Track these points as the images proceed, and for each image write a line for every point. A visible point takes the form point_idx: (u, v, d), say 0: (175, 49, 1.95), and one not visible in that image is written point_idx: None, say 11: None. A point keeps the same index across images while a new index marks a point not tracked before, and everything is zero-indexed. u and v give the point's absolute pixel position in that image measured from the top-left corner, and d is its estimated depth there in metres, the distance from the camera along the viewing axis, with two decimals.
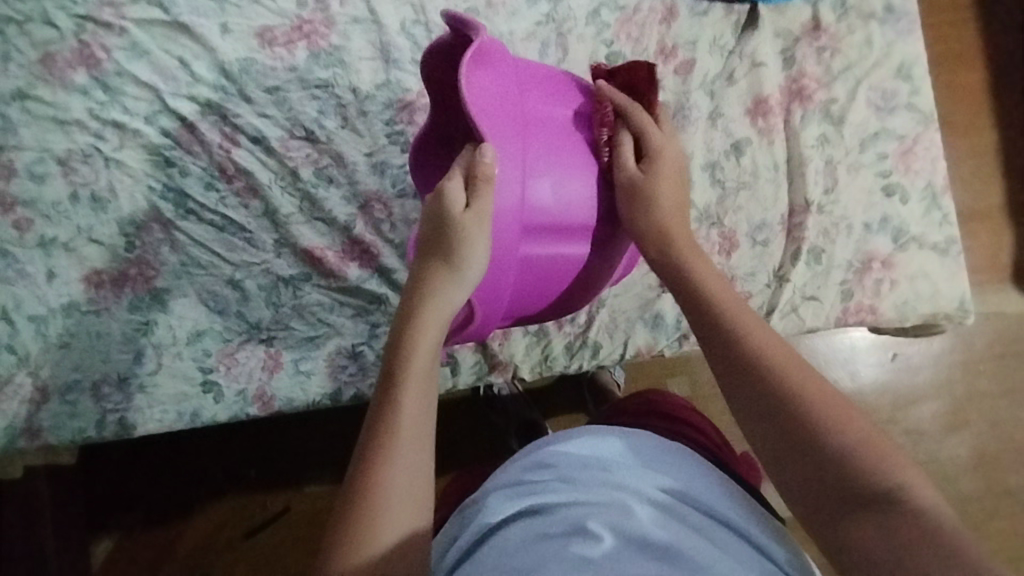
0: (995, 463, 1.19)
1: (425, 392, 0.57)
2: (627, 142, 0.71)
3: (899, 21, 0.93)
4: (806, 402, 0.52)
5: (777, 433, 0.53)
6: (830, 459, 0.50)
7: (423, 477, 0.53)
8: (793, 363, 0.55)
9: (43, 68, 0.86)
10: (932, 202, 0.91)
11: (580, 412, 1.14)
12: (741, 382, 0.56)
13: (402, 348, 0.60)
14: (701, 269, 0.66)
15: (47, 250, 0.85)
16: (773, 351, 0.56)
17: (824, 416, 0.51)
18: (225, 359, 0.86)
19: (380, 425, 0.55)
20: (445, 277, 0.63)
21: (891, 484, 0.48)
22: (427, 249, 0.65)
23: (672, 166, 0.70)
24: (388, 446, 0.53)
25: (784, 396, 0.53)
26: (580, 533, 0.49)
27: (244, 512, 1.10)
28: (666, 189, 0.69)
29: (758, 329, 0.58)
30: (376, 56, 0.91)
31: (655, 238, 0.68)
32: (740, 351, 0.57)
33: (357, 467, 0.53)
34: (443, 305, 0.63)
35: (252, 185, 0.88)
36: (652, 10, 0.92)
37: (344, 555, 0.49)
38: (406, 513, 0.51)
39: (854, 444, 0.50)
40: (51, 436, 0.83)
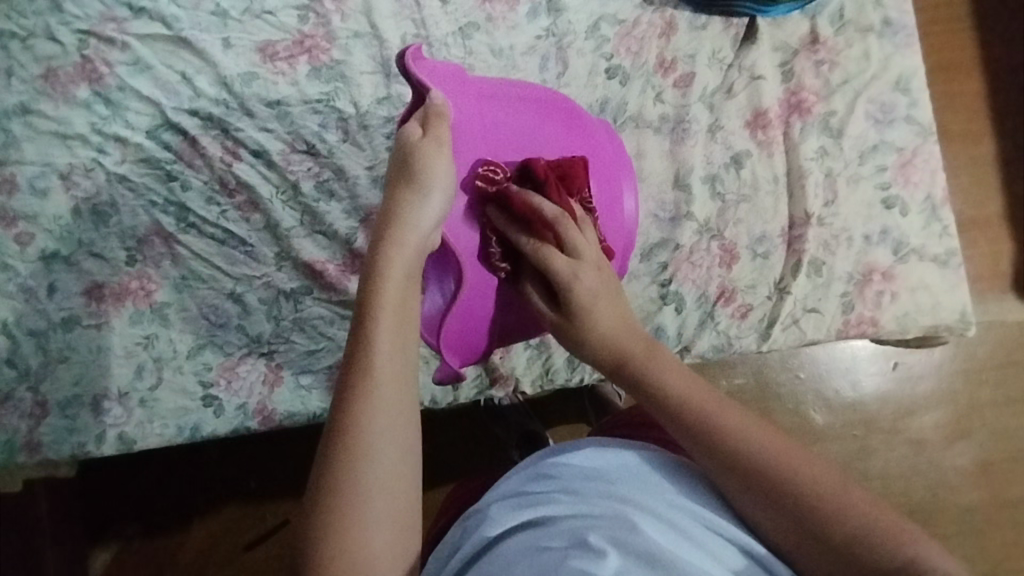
0: (998, 473, 1.18)
1: (400, 318, 0.57)
2: (536, 295, 0.63)
3: (897, 34, 0.94)
4: (798, 478, 0.49)
5: (776, 515, 0.49)
6: (838, 535, 0.46)
7: (408, 408, 0.53)
8: (772, 437, 0.51)
9: (46, 83, 0.86)
10: (932, 214, 0.91)
11: (580, 422, 1.14)
12: (730, 467, 0.51)
13: (372, 283, 0.58)
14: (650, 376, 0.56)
15: (49, 264, 0.85)
16: (748, 425, 0.52)
17: (820, 490, 0.48)
18: (225, 373, 0.86)
19: (356, 360, 0.54)
20: (415, 200, 0.64)
21: (904, 551, 0.44)
22: (394, 183, 0.65)
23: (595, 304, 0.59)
24: (366, 383, 0.52)
25: (772, 477, 0.49)
26: (582, 547, 0.49)
27: (244, 523, 1.10)
28: (603, 309, 0.59)
29: (722, 405, 0.53)
30: (377, 70, 0.91)
31: (608, 360, 0.59)
32: (713, 441, 0.52)
33: (335, 408, 0.52)
34: (416, 226, 0.62)
35: (253, 199, 0.88)
36: (651, 24, 0.92)
37: (333, 505, 0.49)
38: (393, 449, 0.51)
39: (858, 518, 0.46)
40: (51, 451, 0.82)
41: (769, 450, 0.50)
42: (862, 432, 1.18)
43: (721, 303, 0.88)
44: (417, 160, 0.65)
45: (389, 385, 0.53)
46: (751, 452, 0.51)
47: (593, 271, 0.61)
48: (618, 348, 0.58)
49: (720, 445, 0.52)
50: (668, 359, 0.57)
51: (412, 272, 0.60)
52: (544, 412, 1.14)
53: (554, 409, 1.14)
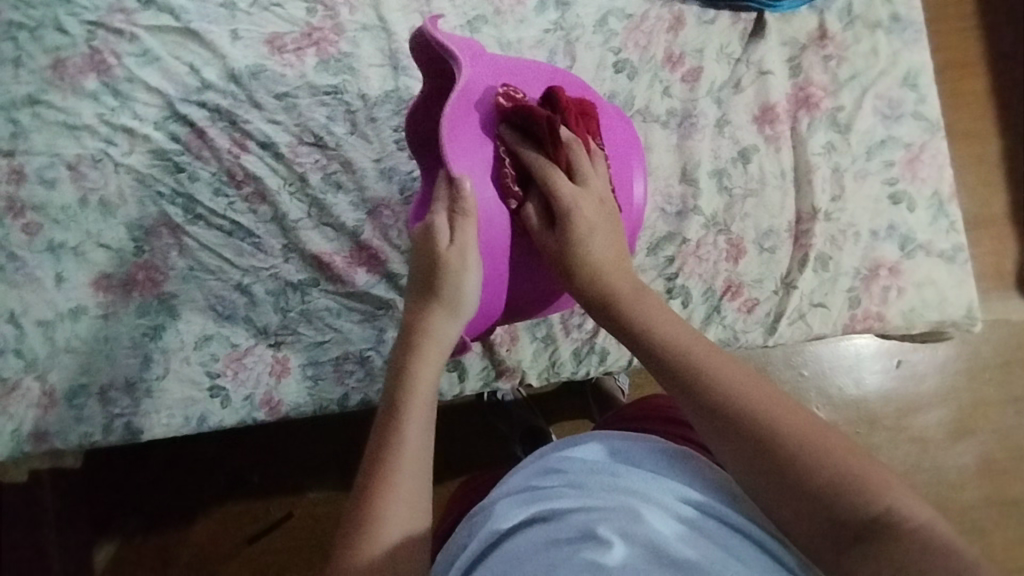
0: (999, 471, 1.19)
1: (428, 421, 0.56)
2: (533, 209, 0.70)
3: (906, 30, 0.94)
4: (770, 427, 0.47)
5: (753, 471, 0.47)
6: (803, 483, 0.45)
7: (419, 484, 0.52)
8: (736, 376, 0.51)
9: (54, 74, 0.87)
10: (939, 210, 0.91)
11: (584, 419, 1.14)
12: (699, 408, 0.50)
13: (401, 381, 0.58)
14: (649, 312, 0.59)
15: (56, 254, 0.85)
16: (721, 370, 0.51)
17: (796, 434, 0.46)
18: (232, 363, 0.86)
19: (383, 461, 0.53)
20: (446, 316, 0.63)
21: (881, 500, 0.43)
22: (421, 286, 0.65)
23: (589, 220, 0.65)
24: (391, 485, 0.51)
25: (750, 430, 0.48)
26: (590, 539, 0.49)
27: (245, 517, 1.10)
28: (597, 241, 0.64)
29: (693, 344, 0.54)
30: (385, 63, 0.91)
31: (592, 292, 0.62)
32: (688, 383, 0.52)
33: (358, 506, 0.51)
34: (440, 344, 0.62)
35: (260, 190, 0.88)
36: (659, 18, 0.93)
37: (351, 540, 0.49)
38: (406, 508, 0.51)
39: (828, 463, 0.45)
40: (57, 441, 0.82)
41: (733, 380, 0.50)
42: (865, 430, 1.18)
43: (728, 297, 0.88)
44: (443, 267, 0.64)
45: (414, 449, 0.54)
46: (718, 384, 0.50)
47: (595, 203, 0.67)
48: (606, 283, 0.62)
49: (698, 390, 0.51)
50: (654, 298, 0.60)
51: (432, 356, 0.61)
52: (548, 408, 1.14)
53: (557, 406, 1.14)
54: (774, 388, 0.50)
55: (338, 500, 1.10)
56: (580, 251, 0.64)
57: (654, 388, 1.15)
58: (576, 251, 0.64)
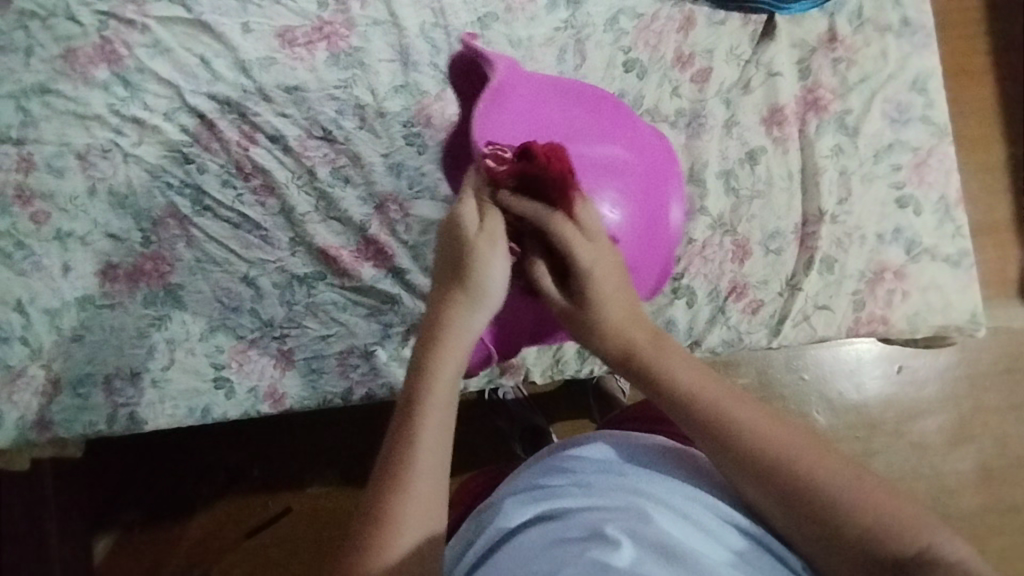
0: (998, 479, 1.19)
1: (444, 429, 0.55)
2: (547, 278, 0.63)
3: (916, 35, 0.94)
4: (806, 477, 0.48)
5: (787, 513, 0.49)
6: (843, 533, 0.46)
7: (433, 488, 0.52)
8: (760, 419, 0.51)
9: (65, 63, 0.87)
10: (945, 214, 0.91)
11: (585, 418, 1.15)
12: (725, 454, 0.51)
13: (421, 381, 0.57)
14: (670, 370, 0.55)
15: (64, 243, 0.86)
16: (751, 420, 0.51)
17: (824, 479, 0.48)
18: (237, 356, 0.86)
19: (398, 465, 0.53)
20: (467, 310, 0.60)
21: (914, 538, 0.44)
22: (444, 278, 0.62)
23: (609, 284, 0.60)
24: (404, 496, 0.51)
25: (785, 483, 0.48)
26: (597, 538, 0.49)
27: (244, 511, 1.10)
28: (615, 304, 0.59)
29: (714, 385, 0.54)
30: (395, 58, 0.91)
31: (616, 352, 0.59)
32: (717, 432, 0.51)
33: (370, 514, 0.51)
34: (462, 336, 0.59)
35: (269, 183, 0.88)
36: (669, 18, 0.93)
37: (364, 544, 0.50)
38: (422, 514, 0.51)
39: (861, 503, 0.46)
40: (62, 429, 0.83)
41: (758, 422, 0.51)
42: (865, 434, 1.19)
43: (732, 298, 0.89)
44: (469, 258, 0.60)
45: (428, 454, 0.53)
46: (744, 428, 0.51)
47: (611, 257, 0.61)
48: (628, 338, 0.58)
49: (722, 434, 0.51)
50: (679, 357, 0.57)
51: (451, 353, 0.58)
52: (550, 406, 1.14)
53: (558, 404, 1.14)
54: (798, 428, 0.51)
55: (339, 495, 1.10)
56: (598, 316, 0.59)
57: None
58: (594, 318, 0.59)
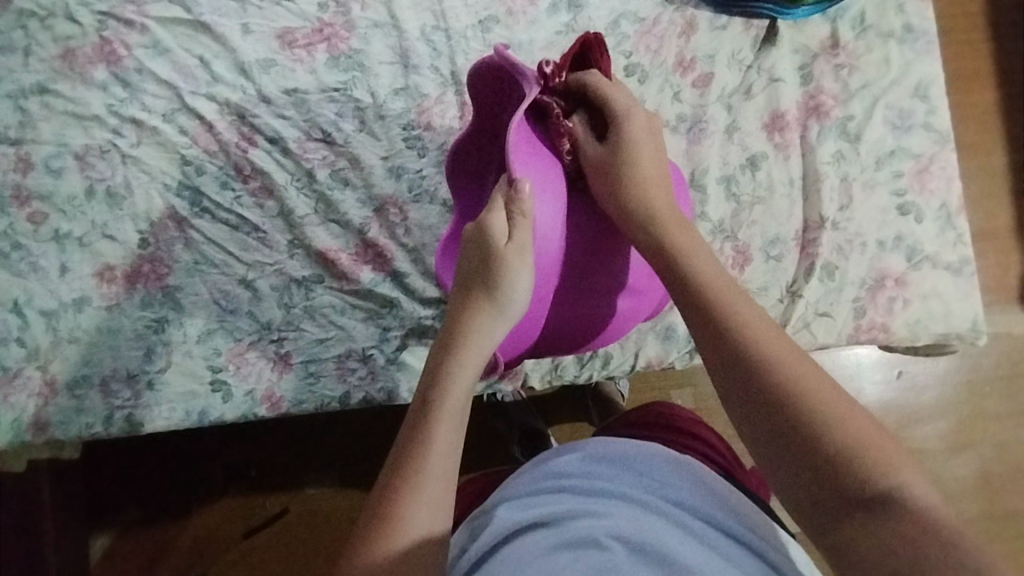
0: (997, 485, 1.18)
1: (456, 427, 0.55)
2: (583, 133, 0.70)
3: (918, 41, 0.93)
4: (791, 389, 0.48)
5: (763, 427, 0.48)
6: (814, 449, 0.46)
7: (444, 491, 0.52)
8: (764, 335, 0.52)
9: (64, 63, 0.87)
10: (947, 222, 0.91)
11: (584, 422, 1.14)
12: (716, 358, 0.53)
13: (437, 382, 0.58)
14: (686, 245, 0.60)
15: (61, 244, 0.85)
16: (757, 335, 0.52)
17: (806, 394, 0.48)
18: (234, 358, 0.86)
19: (408, 466, 0.53)
20: (491, 319, 0.61)
21: (880, 472, 0.44)
22: (467, 284, 0.62)
23: (642, 136, 0.67)
24: (413, 493, 0.52)
25: (777, 397, 0.48)
26: (593, 544, 0.49)
27: (242, 511, 1.10)
28: (648, 166, 0.66)
29: (731, 296, 0.55)
30: (395, 61, 0.91)
31: (640, 213, 0.64)
32: (718, 327, 0.54)
33: (379, 509, 0.52)
34: (483, 344, 0.61)
35: (267, 185, 0.88)
36: (671, 23, 0.93)
37: (370, 544, 0.50)
38: (431, 515, 0.51)
39: (836, 429, 0.46)
40: (58, 431, 0.82)
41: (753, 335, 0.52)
42: None
43: None
44: (496, 272, 0.61)
45: (441, 455, 0.53)
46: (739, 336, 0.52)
47: (645, 116, 0.68)
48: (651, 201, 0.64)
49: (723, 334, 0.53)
50: (694, 232, 0.62)
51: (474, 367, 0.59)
52: (549, 410, 1.14)
53: (558, 408, 1.14)
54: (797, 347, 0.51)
55: (337, 497, 1.10)
56: (627, 170, 0.65)
57: (655, 393, 1.15)
58: (625, 164, 0.65)
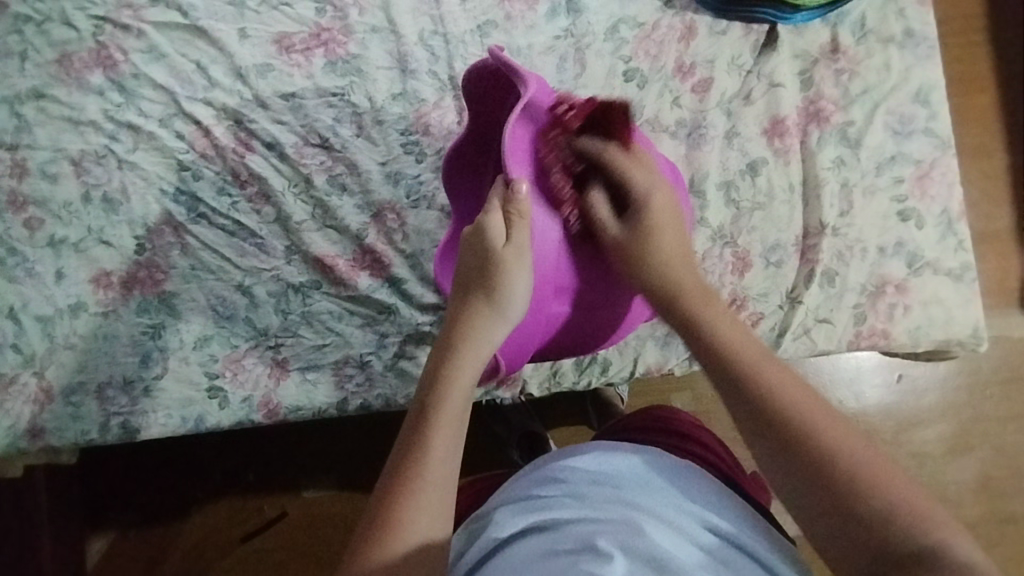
0: (999, 489, 1.18)
1: (456, 432, 0.55)
2: (600, 199, 0.71)
3: (919, 46, 0.93)
4: (834, 454, 0.48)
5: (801, 489, 0.48)
6: (859, 515, 0.46)
7: (443, 499, 0.52)
8: (796, 393, 0.52)
9: (60, 68, 0.87)
10: (947, 227, 0.90)
11: (584, 425, 1.14)
12: (749, 417, 0.53)
13: (438, 387, 0.58)
14: (709, 313, 0.61)
15: (57, 250, 0.85)
16: (792, 394, 0.52)
17: (843, 457, 0.48)
18: (231, 365, 0.85)
19: (406, 471, 0.52)
20: (491, 319, 0.62)
21: (927, 535, 0.44)
22: (466, 286, 0.64)
23: (665, 214, 0.68)
24: (410, 499, 0.51)
25: (815, 462, 0.48)
26: (589, 550, 0.48)
27: (240, 515, 1.09)
28: (666, 233, 0.68)
29: (763, 357, 0.56)
30: (393, 66, 0.90)
31: (658, 280, 0.65)
32: (745, 385, 0.54)
33: (378, 511, 0.51)
34: (480, 349, 0.61)
35: (264, 190, 0.87)
36: (670, 27, 0.92)
37: (367, 550, 0.49)
38: (430, 527, 0.50)
39: (881, 493, 0.46)
40: (54, 438, 0.82)
41: (786, 391, 0.52)
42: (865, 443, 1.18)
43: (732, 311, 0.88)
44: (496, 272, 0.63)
45: (438, 459, 0.53)
46: (771, 396, 0.52)
47: (667, 193, 0.70)
48: (674, 272, 0.65)
49: (749, 393, 0.53)
50: (719, 301, 0.63)
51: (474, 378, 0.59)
52: (548, 415, 1.13)
53: (558, 412, 1.13)
54: (829, 406, 0.51)
55: (335, 500, 1.09)
56: (650, 240, 0.67)
57: (655, 398, 1.14)
58: (648, 241, 0.67)
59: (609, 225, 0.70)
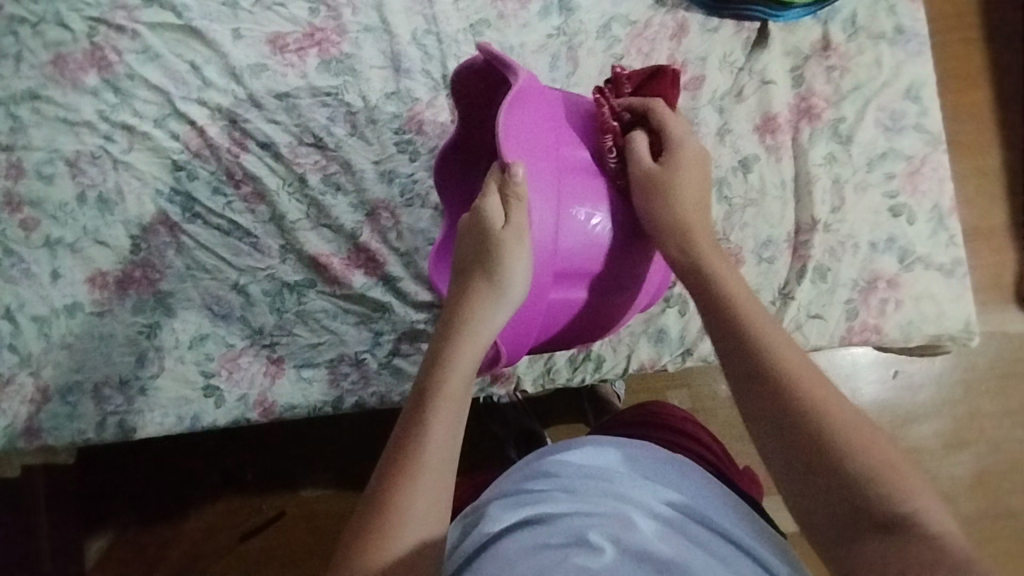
0: (995, 484, 1.18)
1: (455, 417, 0.56)
2: (643, 141, 0.69)
3: (909, 43, 0.94)
4: (816, 417, 0.51)
5: (783, 445, 0.51)
6: (836, 471, 0.49)
7: (444, 482, 0.53)
8: (790, 357, 0.55)
9: (55, 69, 0.87)
10: (938, 223, 0.91)
11: (580, 423, 1.14)
12: (744, 373, 0.55)
13: (437, 370, 0.58)
14: (717, 269, 0.63)
15: (53, 250, 0.85)
16: (787, 358, 0.55)
17: (828, 417, 0.50)
18: (227, 363, 0.86)
19: (407, 454, 0.53)
20: (491, 302, 0.62)
21: (899, 497, 0.47)
22: (466, 270, 0.63)
23: (693, 159, 0.68)
24: (410, 482, 0.52)
25: (803, 419, 0.51)
26: (581, 544, 0.48)
27: (239, 514, 1.10)
28: (690, 176, 0.67)
29: (765, 321, 0.58)
30: (386, 65, 0.90)
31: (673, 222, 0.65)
32: (744, 343, 0.56)
33: (378, 495, 0.52)
34: (480, 332, 0.61)
35: (259, 190, 0.88)
36: (662, 25, 0.93)
37: (369, 534, 0.50)
38: (432, 514, 0.51)
39: (862, 454, 0.48)
40: (50, 437, 0.82)
41: (780, 354, 0.55)
42: None
43: None
44: (495, 255, 0.62)
45: (438, 442, 0.54)
46: (766, 358, 0.55)
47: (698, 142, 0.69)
48: (691, 222, 0.65)
49: (748, 351, 0.56)
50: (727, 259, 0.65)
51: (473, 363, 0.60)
52: (545, 412, 1.13)
53: (555, 409, 1.14)
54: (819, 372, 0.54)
55: (333, 499, 1.10)
56: (676, 181, 0.66)
57: (651, 395, 1.15)
58: (671, 182, 0.66)
59: (646, 161, 0.68)
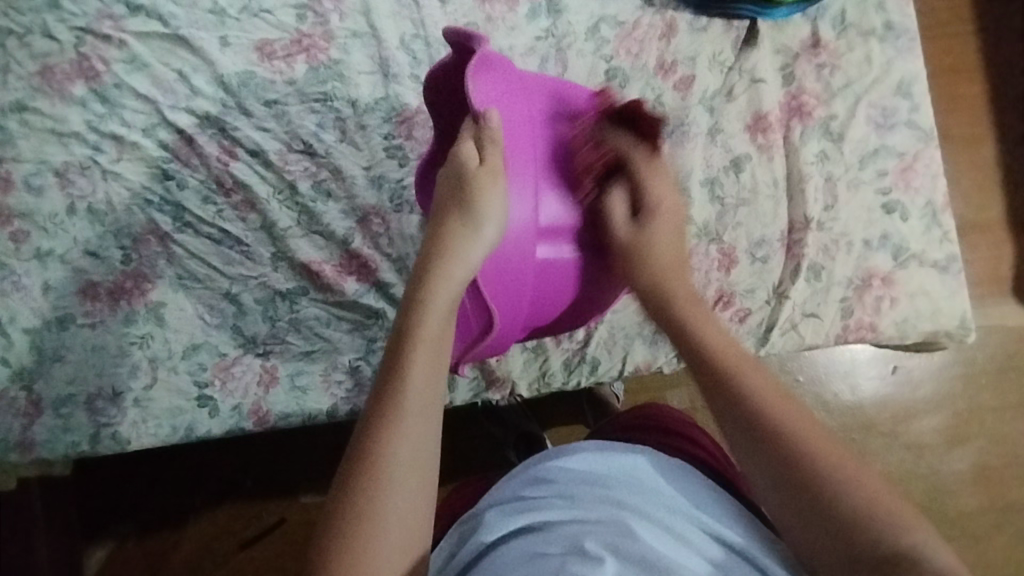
0: (997, 479, 1.18)
1: (437, 360, 0.55)
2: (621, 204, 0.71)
3: (899, 39, 0.93)
4: (806, 454, 0.49)
5: (777, 488, 0.49)
6: (835, 518, 0.46)
7: (428, 422, 0.52)
8: (777, 401, 0.53)
9: (42, 80, 0.86)
10: (932, 219, 0.90)
11: (579, 424, 1.13)
12: (733, 424, 0.53)
13: (417, 309, 0.58)
14: (701, 321, 0.62)
15: (43, 262, 0.85)
16: (774, 400, 0.53)
17: (820, 458, 0.49)
18: (220, 373, 0.85)
19: (390, 396, 0.52)
20: (465, 237, 0.63)
21: (899, 535, 0.44)
22: (443, 213, 0.65)
23: (667, 224, 0.70)
24: (394, 427, 0.51)
25: (794, 469, 0.49)
26: (579, 554, 0.48)
27: (240, 521, 1.09)
28: (666, 242, 0.69)
29: (749, 368, 0.56)
30: (375, 70, 0.90)
31: (656, 287, 0.67)
32: (728, 391, 0.54)
33: (359, 438, 0.51)
34: (460, 269, 0.61)
35: (250, 199, 0.87)
36: (651, 25, 0.92)
37: (354, 480, 0.49)
38: (417, 465, 0.50)
39: (856, 498, 0.46)
40: (44, 450, 0.82)
41: (765, 398, 0.53)
42: (861, 436, 1.18)
43: (720, 307, 0.88)
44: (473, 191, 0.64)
45: (418, 382, 0.53)
46: (753, 402, 0.53)
47: (672, 202, 0.71)
48: (676, 284, 0.66)
49: (733, 401, 0.54)
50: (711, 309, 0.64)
51: (451, 307, 0.59)
52: (543, 414, 1.13)
53: (553, 411, 1.13)
54: (808, 417, 0.52)
55: None
56: (653, 249, 0.68)
57: (649, 395, 1.14)
58: (647, 249, 0.68)
59: (621, 228, 0.70)
